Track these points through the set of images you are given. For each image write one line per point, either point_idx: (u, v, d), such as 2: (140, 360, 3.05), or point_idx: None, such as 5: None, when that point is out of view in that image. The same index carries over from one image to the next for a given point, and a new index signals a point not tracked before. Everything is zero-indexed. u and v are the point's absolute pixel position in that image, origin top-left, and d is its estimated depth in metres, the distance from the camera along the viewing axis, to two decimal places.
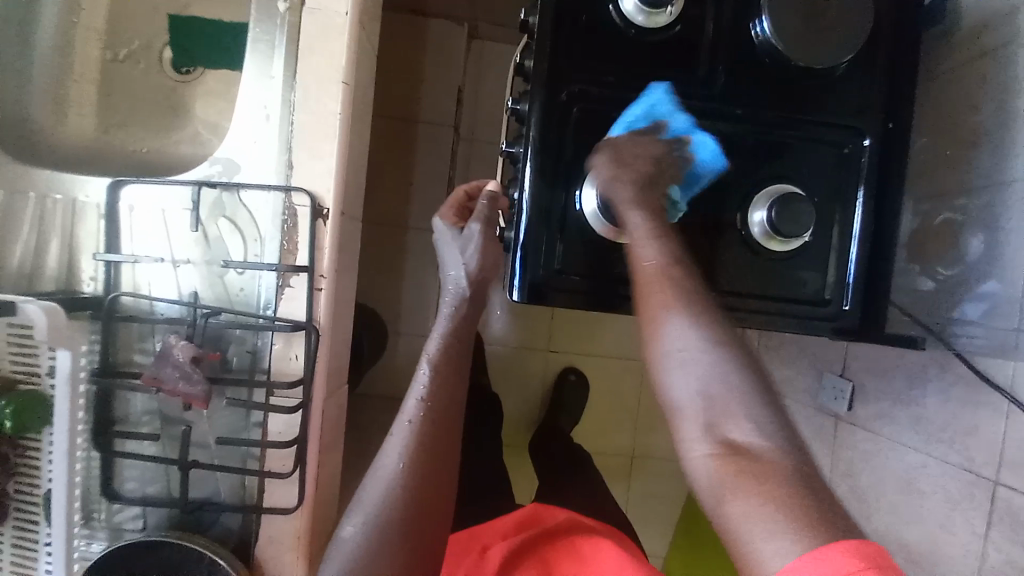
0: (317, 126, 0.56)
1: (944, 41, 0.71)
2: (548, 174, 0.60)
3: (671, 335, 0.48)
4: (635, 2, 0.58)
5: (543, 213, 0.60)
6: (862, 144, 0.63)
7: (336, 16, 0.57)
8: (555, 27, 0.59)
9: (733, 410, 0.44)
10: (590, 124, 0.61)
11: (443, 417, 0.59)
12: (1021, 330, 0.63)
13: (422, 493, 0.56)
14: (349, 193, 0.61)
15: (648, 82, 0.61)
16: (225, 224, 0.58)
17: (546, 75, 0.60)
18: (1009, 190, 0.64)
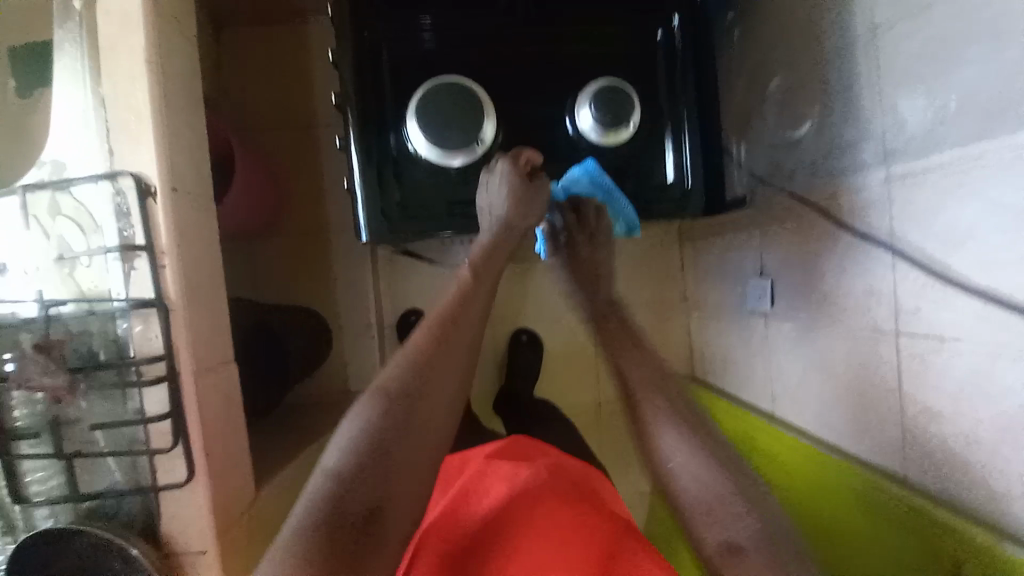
0: (128, 108, 0.57)
1: None
2: (371, 116, 0.62)
3: (667, 444, 0.60)
4: None
5: (372, 156, 0.62)
6: (673, 24, 0.65)
7: (127, 1, 0.57)
8: None
9: (724, 508, 0.55)
10: (404, 59, 0.63)
11: (452, 340, 0.59)
12: (888, 180, 0.69)
13: (427, 406, 0.55)
14: (186, 172, 0.62)
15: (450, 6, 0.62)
16: (67, 218, 0.58)
17: (347, 19, 0.61)
18: (857, 43, 0.71)
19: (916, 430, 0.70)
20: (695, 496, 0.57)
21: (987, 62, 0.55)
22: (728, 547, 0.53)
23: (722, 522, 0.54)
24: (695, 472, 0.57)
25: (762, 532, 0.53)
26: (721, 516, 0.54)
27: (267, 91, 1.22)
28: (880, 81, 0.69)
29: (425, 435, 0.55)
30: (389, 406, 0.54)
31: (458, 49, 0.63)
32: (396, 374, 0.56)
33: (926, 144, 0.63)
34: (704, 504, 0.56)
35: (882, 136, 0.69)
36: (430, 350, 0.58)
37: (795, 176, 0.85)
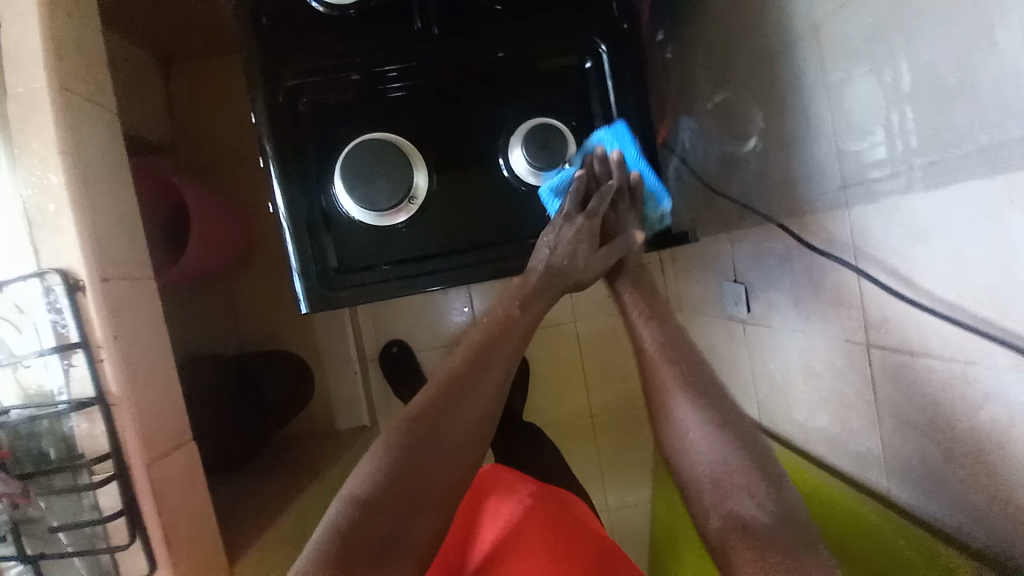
0: (46, 201, 0.56)
1: None
2: (295, 178, 0.60)
3: (687, 432, 0.62)
4: None
5: (302, 221, 0.60)
6: (600, 49, 0.64)
7: (34, 91, 0.56)
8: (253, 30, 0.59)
9: (737, 490, 0.57)
10: (325, 118, 0.62)
11: (486, 368, 0.60)
12: (845, 187, 0.66)
13: (440, 437, 0.56)
14: (119, 257, 0.61)
15: (366, 58, 0.60)
16: (2, 321, 0.57)
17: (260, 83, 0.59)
18: (801, 43, 0.68)
19: (897, 443, 0.68)
20: (707, 469, 0.60)
21: (936, 62, 0.52)
22: (738, 521, 0.56)
23: (730, 498, 0.57)
24: (717, 451, 0.60)
25: (771, 508, 0.56)
26: (732, 490, 0.58)
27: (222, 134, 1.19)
28: (828, 84, 0.66)
29: (438, 468, 0.55)
30: (405, 439, 0.56)
31: (386, 101, 0.62)
32: (413, 408, 0.58)
33: (886, 146, 0.60)
34: (714, 475, 0.59)
35: (836, 143, 0.67)
36: (447, 388, 0.59)
37: (756, 184, 0.83)
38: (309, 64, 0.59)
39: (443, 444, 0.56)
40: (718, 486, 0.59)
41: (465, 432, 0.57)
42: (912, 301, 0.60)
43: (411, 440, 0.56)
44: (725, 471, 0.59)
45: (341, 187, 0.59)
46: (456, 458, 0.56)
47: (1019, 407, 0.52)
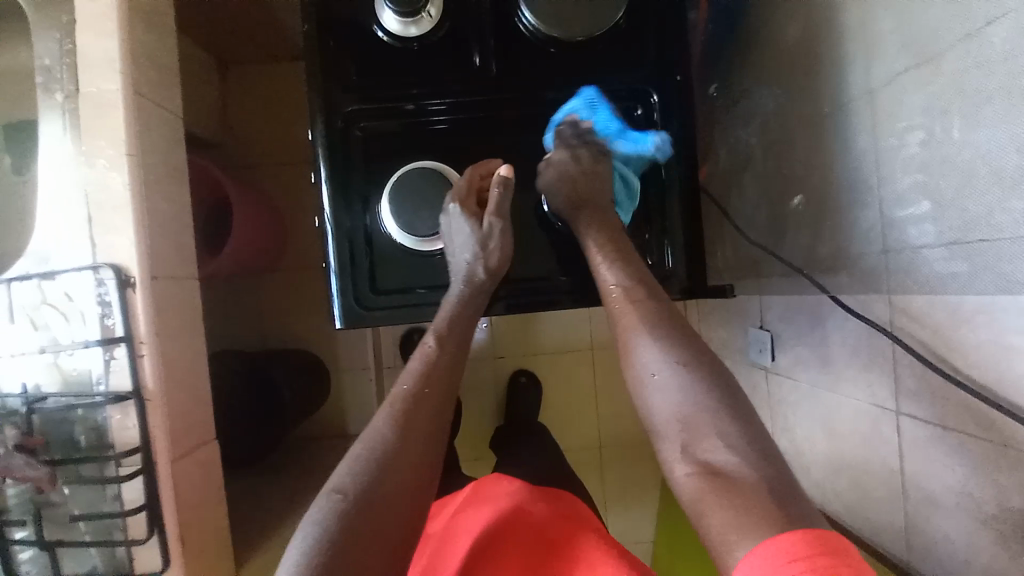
0: (109, 199, 0.58)
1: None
2: (343, 200, 0.64)
3: (647, 360, 0.56)
4: (396, 21, 0.60)
5: (346, 240, 0.64)
6: (652, 100, 0.66)
7: (109, 93, 0.59)
8: (318, 54, 0.62)
9: (705, 430, 0.52)
10: (377, 145, 0.65)
11: (433, 392, 0.59)
12: (887, 254, 0.66)
13: (400, 465, 0.53)
14: (168, 256, 0.63)
15: (422, 90, 0.63)
16: (51, 308, 0.59)
17: (320, 109, 0.63)
18: (855, 106, 0.69)
19: (919, 518, 0.67)
20: (670, 417, 0.54)
21: (998, 145, 0.52)
22: (709, 468, 0.50)
23: (702, 440, 0.51)
24: (682, 400, 0.54)
25: (744, 453, 0.50)
26: (698, 432, 0.52)
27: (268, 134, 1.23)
28: (880, 149, 0.66)
29: (407, 495, 0.53)
30: (364, 472, 0.52)
31: (432, 132, 0.65)
32: (368, 443, 0.54)
33: (936, 220, 0.59)
34: (685, 425, 0.53)
35: (882, 208, 0.66)
36: (411, 404, 0.57)
37: (794, 237, 0.82)
38: (368, 92, 0.63)
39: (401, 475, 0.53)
40: (682, 440, 0.53)
41: (423, 462, 0.55)
42: (950, 380, 0.59)
43: (369, 468, 0.52)
44: (694, 410, 0.53)
45: (390, 210, 0.62)
46: (421, 486, 0.54)
47: None
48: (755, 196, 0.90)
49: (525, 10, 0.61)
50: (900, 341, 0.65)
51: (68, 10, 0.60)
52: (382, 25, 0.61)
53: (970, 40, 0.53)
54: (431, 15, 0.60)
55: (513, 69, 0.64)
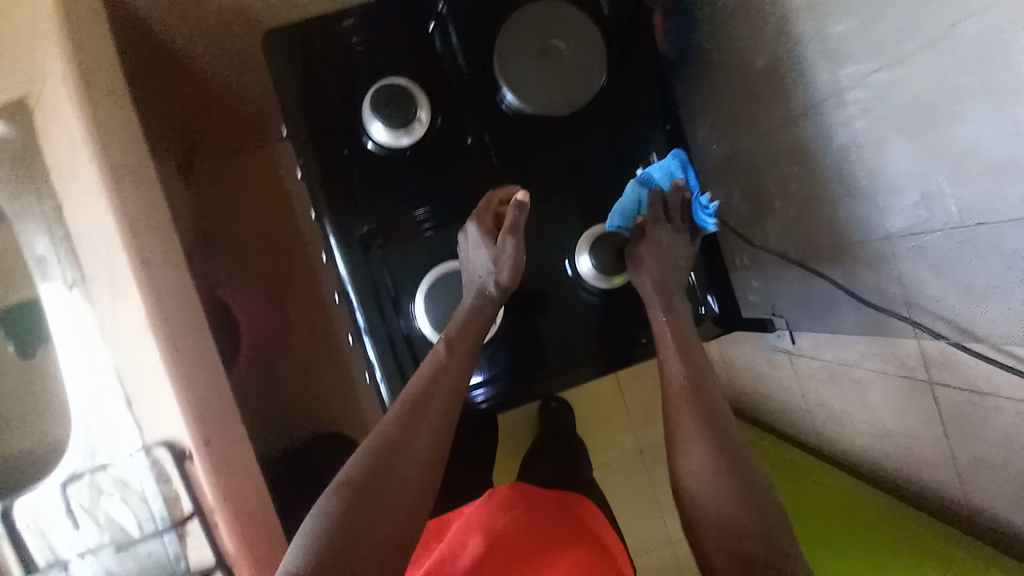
0: (145, 375, 0.57)
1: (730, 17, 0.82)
2: (376, 316, 0.71)
3: (696, 445, 0.62)
4: (392, 135, 0.66)
5: (387, 348, 0.71)
6: (652, 157, 0.78)
7: (120, 272, 0.57)
8: (323, 177, 0.70)
9: (737, 512, 0.56)
10: (394, 247, 0.72)
11: (438, 394, 0.63)
12: (888, 238, 0.69)
13: (400, 462, 0.57)
14: (214, 414, 0.62)
15: (421, 206, 0.72)
16: (113, 498, 0.58)
17: (337, 226, 0.70)
18: (831, 103, 0.71)
19: (973, 475, 0.71)
20: (709, 503, 0.58)
21: (979, 139, 0.55)
22: (735, 535, 0.55)
23: (735, 516, 0.56)
24: (720, 482, 0.59)
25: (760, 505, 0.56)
26: (729, 512, 0.57)
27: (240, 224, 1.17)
28: (860, 142, 0.69)
29: (405, 490, 0.57)
30: (369, 467, 0.56)
31: (427, 237, 0.73)
32: (374, 439, 0.59)
33: (929, 208, 0.63)
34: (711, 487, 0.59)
35: (875, 196, 0.69)
36: (418, 404, 0.62)
37: (791, 230, 0.86)
38: (372, 216, 0.71)
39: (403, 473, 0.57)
40: (716, 518, 0.57)
41: (423, 461, 0.59)
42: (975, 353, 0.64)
43: (374, 460, 0.57)
44: (727, 495, 0.58)
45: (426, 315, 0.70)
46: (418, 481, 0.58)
47: None
48: (745, 198, 0.93)
49: (507, 92, 0.69)
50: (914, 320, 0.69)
51: (53, 194, 0.58)
52: (371, 136, 0.68)
53: (934, 44, 0.56)
54: (421, 120, 0.67)
55: (506, 153, 0.73)
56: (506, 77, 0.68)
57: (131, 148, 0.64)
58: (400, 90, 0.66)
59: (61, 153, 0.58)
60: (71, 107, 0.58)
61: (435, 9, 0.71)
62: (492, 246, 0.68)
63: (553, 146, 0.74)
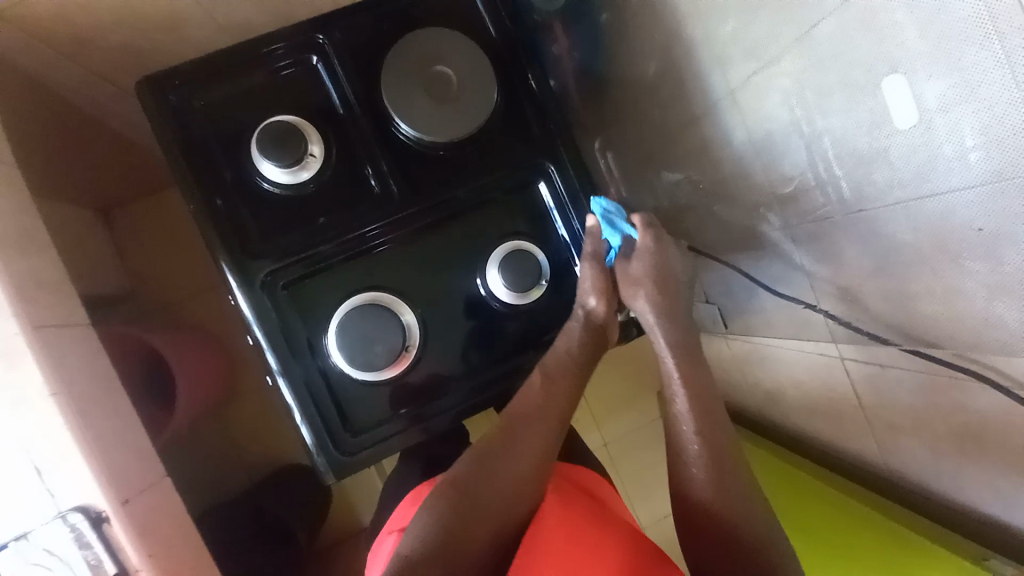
0: (50, 444, 0.56)
1: (619, 22, 0.84)
2: (292, 356, 0.71)
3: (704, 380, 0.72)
4: (288, 170, 0.69)
5: (305, 387, 0.71)
6: (550, 169, 0.79)
7: (9, 340, 0.55)
8: (224, 227, 0.70)
9: None
10: (304, 287, 0.72)
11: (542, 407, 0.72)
12: (788, 227, 0.73)
13: (500, 479, 0.67)
14: (132, 471, 0.61)
15: (330, 243, 0.72)
16: (29, 570, 0.56)
17: (242, 273, 0.70)
18: (721, 103, 0.74)
19: (889, 442, 0.76)
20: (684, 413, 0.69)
21: (845, 128, 0.59)
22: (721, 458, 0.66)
23: None
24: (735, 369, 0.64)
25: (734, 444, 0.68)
26: None
27: (165, 266, 1.15)
28: (750, 139, 0.72)
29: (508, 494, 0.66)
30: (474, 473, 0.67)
31: (354, 270, 0.73)
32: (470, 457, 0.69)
33: (815, 197, 0.67)
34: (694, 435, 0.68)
35: (771, 189, 0.72)
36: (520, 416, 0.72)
37: (706, 224, 0.89)
38: (279, 256, 0.71)
39: (499, 489, 0.66)
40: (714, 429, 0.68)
41: (519, 478, 0.67)
42: (867, 333, 0.68)
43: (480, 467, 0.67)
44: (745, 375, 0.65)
45: (338, 351, 0.70)
46: (518, 484, 0.67)
47: (985, 413, 0.60)
48: (659, 198, 0.96)
49: (400, 122, 0.72)
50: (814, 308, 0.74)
51: None
52: (267, 177, 0.70)
53: (803, 42, 0.59)
54: (314, 154, 0.70)
55: (410, 181, 0.75)
56: (393, 105, 0.71)
57: (8, 212, 0.61)
58: (290, 127, 0.69)
59: None
60: None
61: (315, 40, 0.73)
62: None
63: (457, 169, 0.76)
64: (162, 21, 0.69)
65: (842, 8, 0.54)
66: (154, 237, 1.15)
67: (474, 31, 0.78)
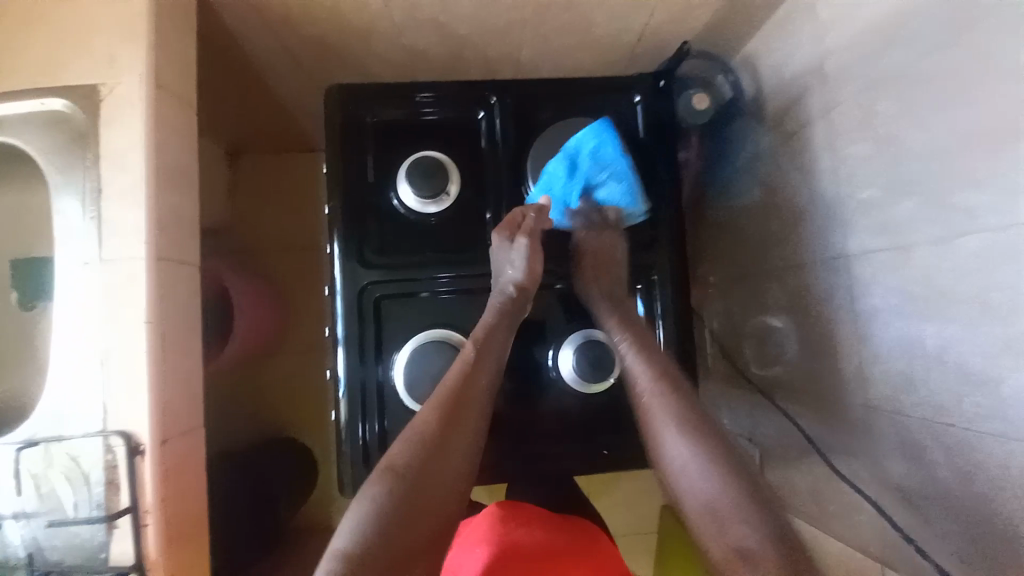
0: (127, 365, 0.59)
1: (764, 152, 0.88)
2: (358, 359, 0.74)
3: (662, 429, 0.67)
4: (419, 200, 0.73)
5: (358, 392, 0.74)
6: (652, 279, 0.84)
7: (135, 263, 0.60)
8: (347, 226, 0.75)
9: (722, 499, 0.60)
10: (394, 303, 0.76)
11: (481, 380, 0.67)
12: (869, 408, 0.72)
13: (445, 453, 0.61)
14: (179, 413, 0.63)
15: (433, 273, 0.76)
16: (60, 471, 0.60)
17: (347, 269, 0.74)
18: (837, 264, 0.75)
19: None
20: (676, 478, 0.64)
21: (955, 341, 0.58)
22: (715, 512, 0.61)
23: (728, 516, 0.59)
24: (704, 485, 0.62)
25: (754, 520, 0.58)
26: (717, 499, 0.61)
27: (268, 218, 1.23)
28: (853, 310, 0.73)
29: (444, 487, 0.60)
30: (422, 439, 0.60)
31: (443, 300, 0.77)
32: (420, 429, 0.61)
33: (907, 392, 0.65)
34: (698, 479, 0.63)
35: (862, 367, 0.72)
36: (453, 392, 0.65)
37: (790, 367, 0.88)
38: (386, 270, 0.75)
39: (445, 467, 0.60)
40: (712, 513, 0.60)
41: (463, 450, 0.63)
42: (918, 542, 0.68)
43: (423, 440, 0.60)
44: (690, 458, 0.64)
45: (401, 377, 0.72)
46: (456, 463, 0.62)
47: None
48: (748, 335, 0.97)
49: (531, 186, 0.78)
50: (870, 498, 0.74)
51: (94, 174, 0.62)
52: (400, 198, 0.75)
53: (936, 246, 0.59)
54: (450, 193, 0.74)
55: None
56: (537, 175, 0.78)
57: (180, 149, 0.67)
58: (437, 163, 0.74)
59: (113, 141, 0.62)
60: (140, 103, 0.62)
61: (487, 100, 0.80)
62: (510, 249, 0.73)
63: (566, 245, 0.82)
64: (361, 29, 0.77)
65: (996, 233, 0.53)
66: (268, 191, 1.23)
67: (626, 127, 0.85)
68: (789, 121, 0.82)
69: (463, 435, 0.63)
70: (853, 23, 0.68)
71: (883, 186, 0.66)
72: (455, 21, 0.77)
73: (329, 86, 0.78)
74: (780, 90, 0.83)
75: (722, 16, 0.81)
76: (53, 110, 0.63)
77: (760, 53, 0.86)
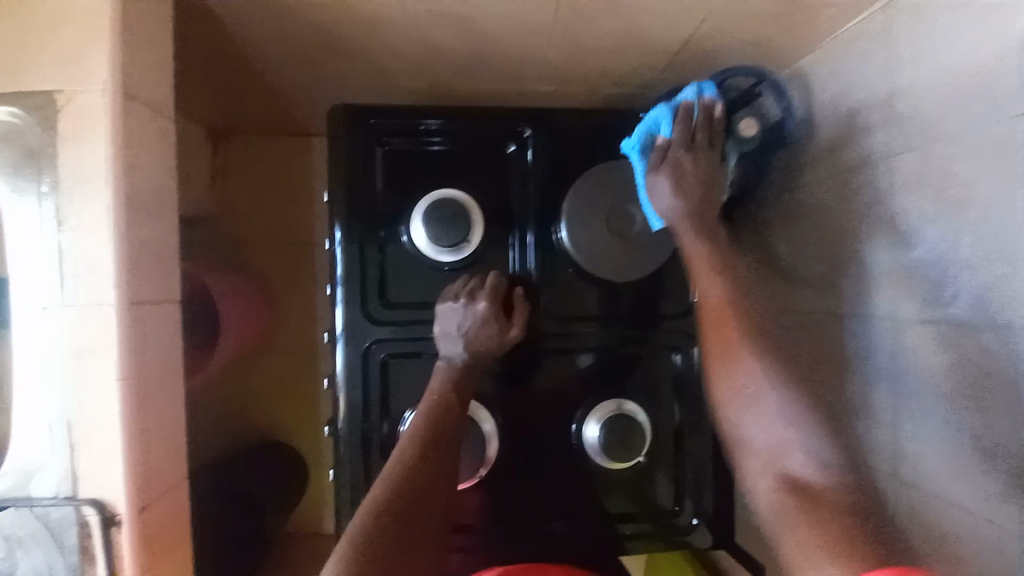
0: (97, 428, 0.53)
1: (812, 186, 0.80)
2: (361, 407, 0.68)
3: (743, 377, 0.62)
4: (435, 249, 0.67)
5: (359, 441, 0.68)
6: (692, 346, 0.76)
7: (102, 308, 0.52)
8: (355, 264, 0.67)
9: (794, 450, 0.57)
10: (402, 351, 0.69)
11: (452, 421, 0.60)
12: (895, 478, 0.67)
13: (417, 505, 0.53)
14: (161, 472, 0.57)
15: None
16: (25, 540, 0.53)
17: (352, 311, 0.68)
18: (879, 325, 0.69)
19: None
20: (750, 436, 0.60)
21: (1014, 439, 0.53)
22: (789, 482, 0.57)
23: (788, 456, 0.57)
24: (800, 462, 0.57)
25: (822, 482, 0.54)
26: (786, 450, 0.58)
27: (261, 211, 1.12)
28: (892, 377, 0.67)
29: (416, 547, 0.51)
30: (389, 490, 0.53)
31: None
32: (388, 481, 0.54)
33: (948, 477, 0.60)
34: (766, 442, 0.59)
35: (894, 436, 0.67)
36: (423, 437, 0.58)
37: None
38: (394, 327, 0.68)
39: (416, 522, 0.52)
40: (771, 457, 0.59)
41: (435, 501, 0.55)
42: None
43: (391, 492, 0.53)
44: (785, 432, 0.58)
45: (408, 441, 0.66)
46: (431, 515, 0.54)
47: None
48: None
49: (563, 230, 0.70)
50: None
51: (54, 201, 0.52)
52: (412, 237, 0.67)
53: (1011, 335, 0.53)
54: (471, 241, 0.68)
55: (547, 275, 0.72)
56: (572, 214, 0.70)
57: (159, 167, 0.58)
58: (458, 206, 0.67)
59: (79, 161, 0.52)
60: (110, 116, 0.52)
61: (519, 130, 0.71)
62: (464, 314, 0.66)
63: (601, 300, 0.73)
64: (370, 24, 0.66)
65: None
66: (260, 181, 1.12)
67: None
68: (843, 158, 0.74)
69: (438, 482, 0.56)
70: (940, 65, 0.59)
71: (951, 256, 0.59)
72: (482, 21, 0.66)
73: (334, 105, 0.69)
74: (836, 121, 0.74)
75: (785, 29, 0.71)
76: (6, 119, 0.53)
77: (817, 72, 0.77)
